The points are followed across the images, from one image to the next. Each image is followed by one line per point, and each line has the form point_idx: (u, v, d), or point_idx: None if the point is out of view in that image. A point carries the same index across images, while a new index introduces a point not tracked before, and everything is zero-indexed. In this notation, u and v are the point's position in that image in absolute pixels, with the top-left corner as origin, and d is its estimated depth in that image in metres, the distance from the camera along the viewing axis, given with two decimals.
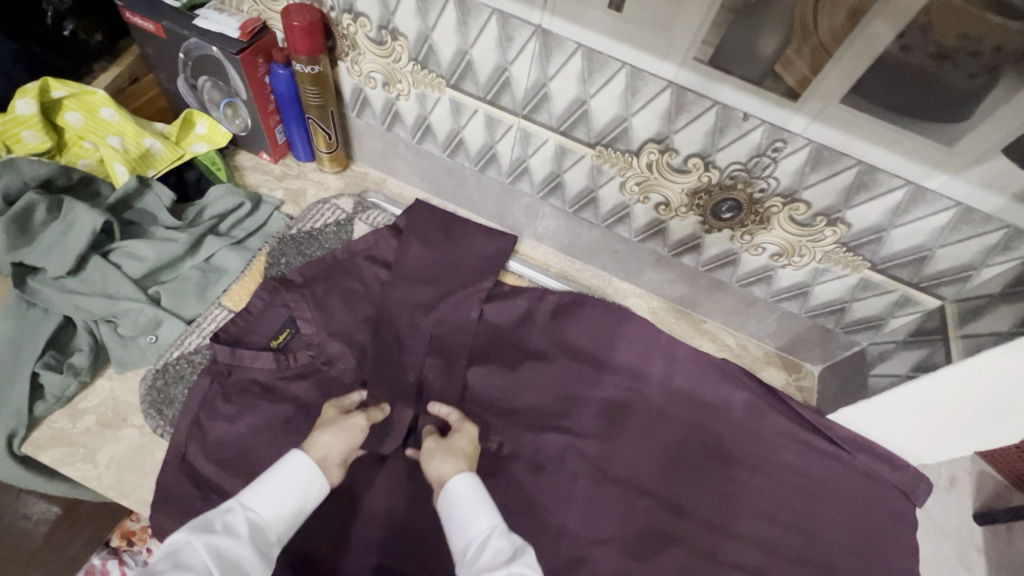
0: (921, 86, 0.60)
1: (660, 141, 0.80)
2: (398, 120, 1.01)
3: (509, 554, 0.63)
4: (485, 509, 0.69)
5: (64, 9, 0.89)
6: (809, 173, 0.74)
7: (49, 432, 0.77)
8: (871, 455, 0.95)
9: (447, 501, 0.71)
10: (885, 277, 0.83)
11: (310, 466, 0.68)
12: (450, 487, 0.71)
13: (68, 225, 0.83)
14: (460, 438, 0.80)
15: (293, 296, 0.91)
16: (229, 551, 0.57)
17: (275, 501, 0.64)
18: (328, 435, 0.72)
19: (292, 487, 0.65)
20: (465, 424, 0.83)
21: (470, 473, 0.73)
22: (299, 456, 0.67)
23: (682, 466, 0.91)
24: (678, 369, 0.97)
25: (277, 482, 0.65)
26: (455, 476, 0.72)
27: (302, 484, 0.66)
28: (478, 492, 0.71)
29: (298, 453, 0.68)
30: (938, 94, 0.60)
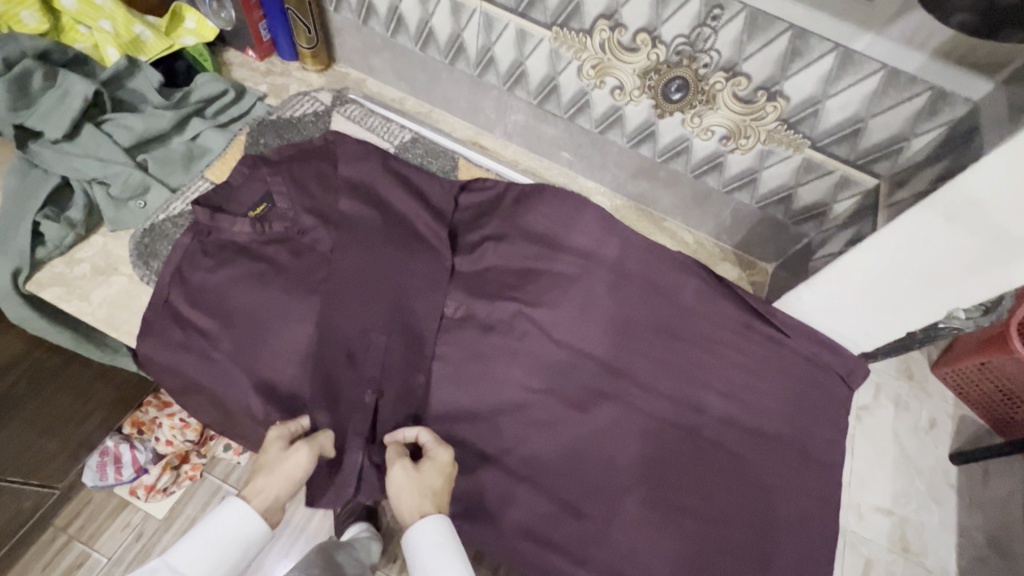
0: None
1: (609, 17, 0.84)
2: (373, 12, 1.05)
3: None
4: (452, 558, 0.69)
5: None
6: (747, 43, 0.77)
7: (50, 273, 0.87)
8: (810, 340, 1.00)
9: (415, 551, 0.70)
10: (825, 155, 0.86)
11: (248, 513, 0.67)
12: (417, 535, 0.70)
13: (62, 93, 0.90)
14: (428, 472, 0.75)
15: (270, 173, 0.99)
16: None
17: (207, 558, 0.64)
18: (269, 480, 0.70)
19: (226, 539, 0.66)
20: (439, 451, 0.77)
21: (439, 514, 0.72)
22: (238, 505, 0.67)
23: (627, 337, 0.97)
24: (631, 252, 1.03)
25: (214, 534, 0.66)
26: (422, 521, 0.71)
27: (237, 543, 0.66)
28: (444, 537, 0.70)
29: (237, 499, 0.68)
30: None
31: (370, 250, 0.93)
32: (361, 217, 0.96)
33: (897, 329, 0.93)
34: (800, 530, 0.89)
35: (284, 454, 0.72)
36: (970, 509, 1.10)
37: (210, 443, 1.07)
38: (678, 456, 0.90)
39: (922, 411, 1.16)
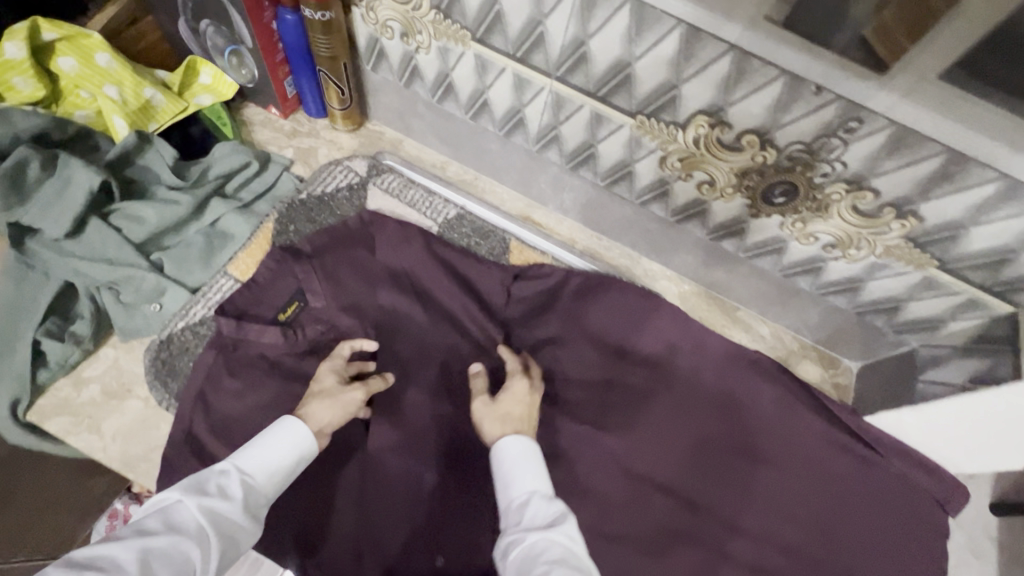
0: None
1: (712, 114, 0.70)
2: (417, 76, 0.91)
3: (551, 518, 0.59)
4: (532, 470, 0.65)
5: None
6: (884, 159, 0.65)
7: (54, 399, 0.76)
8: (904, 460, 0.88)
9: (498, 454, 0.68)
10: (953, 278, 0.74)
11: (305, 433, 0.67)
12: (499, 447, 0.68)
13: (63, 183, 0.78)
14: (508, 401, 0.74)
15: (302, 267, 0.86)
16: (224, 511, 0.55)
17: (270, 465, 0.62)
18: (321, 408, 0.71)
19: (284, 451, 0.64)
20: (518, 381, 0.77)
21: (519, 433, 0.69)
22: (291, 422, 0.66)
23: (704, 462, 0.87)
24: (705, 359, 0.92)
25: (269, 444, 0.64)
26: (503, 436, 0.69)
27: (293, 440, 0.65)
28: (526, 451, 0.67)
29: (293, 417, 0.68)
30: None
31: (422, 373, 0.85)
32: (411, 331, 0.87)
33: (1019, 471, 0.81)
34: None
35: (342, 388, 0.74)
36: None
37: None
38: None
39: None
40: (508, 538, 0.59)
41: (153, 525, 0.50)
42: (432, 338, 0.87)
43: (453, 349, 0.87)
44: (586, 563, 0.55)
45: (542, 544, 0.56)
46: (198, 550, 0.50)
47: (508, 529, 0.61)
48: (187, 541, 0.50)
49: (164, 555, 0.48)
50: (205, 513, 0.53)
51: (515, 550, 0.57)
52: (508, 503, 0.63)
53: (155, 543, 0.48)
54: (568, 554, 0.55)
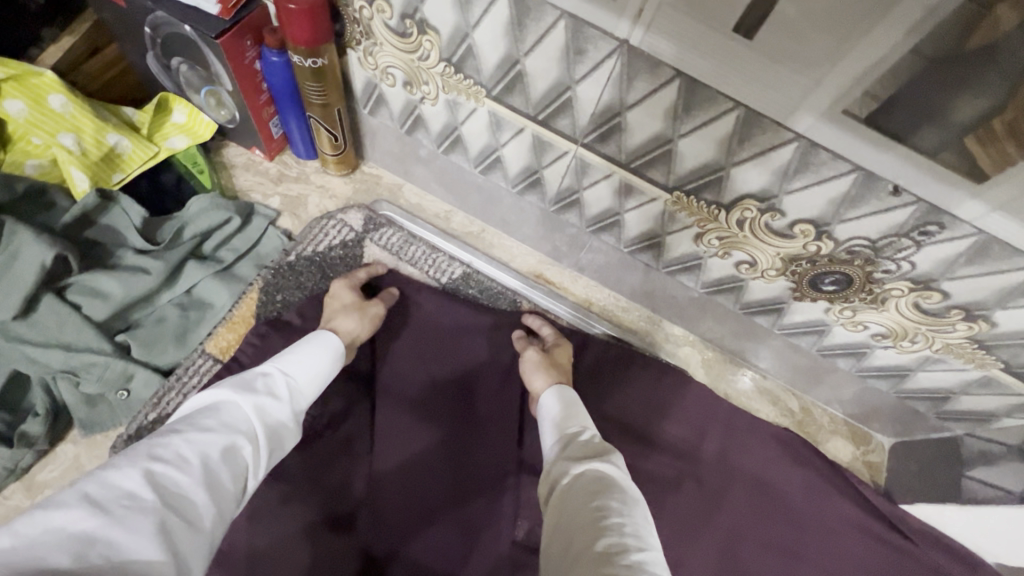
0: None
1: (763, 199, 0.61)
2: (421, 125, 0.81)
3: (595, 447, 0.61)
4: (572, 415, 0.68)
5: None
6: (961, 265, 0.57)
7: (5, 510, 0.66)
8: (945, 553, 0.81)
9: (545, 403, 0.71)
10: (1019, 381, 0.67)
11: (336, 350, 0.70)
12: (545, 397, 0.72)
13: (10, 257, 0.67)
14: (557, 353, 0.81)
15: (291, 344, 0.78)
16: (272, 409, 0.58)
17: (309, 371, 0.65)
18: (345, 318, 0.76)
19: (322, 360, 0.68)
20: (561, 342, 0.84)
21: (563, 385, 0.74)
22: (327, 336, 0.70)
23: (736, 563, 0.80)
24: (734, 445, 0.84)
25: (304, 355, 0.66)
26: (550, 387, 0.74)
27: (325, 356, 0.68)
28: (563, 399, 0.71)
29: (326, 333, 0.71)
30: None
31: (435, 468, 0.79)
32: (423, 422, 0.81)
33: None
34: None
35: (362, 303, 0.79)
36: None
37: None
38: None
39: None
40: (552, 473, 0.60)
41: (209, 421, 0.51)
42: (448, 417, 0.82)
43: (472, 440, 0.81)
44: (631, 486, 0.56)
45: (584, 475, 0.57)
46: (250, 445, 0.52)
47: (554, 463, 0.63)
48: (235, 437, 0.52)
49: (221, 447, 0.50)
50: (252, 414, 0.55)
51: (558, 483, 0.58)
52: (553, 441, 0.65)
53: (213, 439, 0.50)
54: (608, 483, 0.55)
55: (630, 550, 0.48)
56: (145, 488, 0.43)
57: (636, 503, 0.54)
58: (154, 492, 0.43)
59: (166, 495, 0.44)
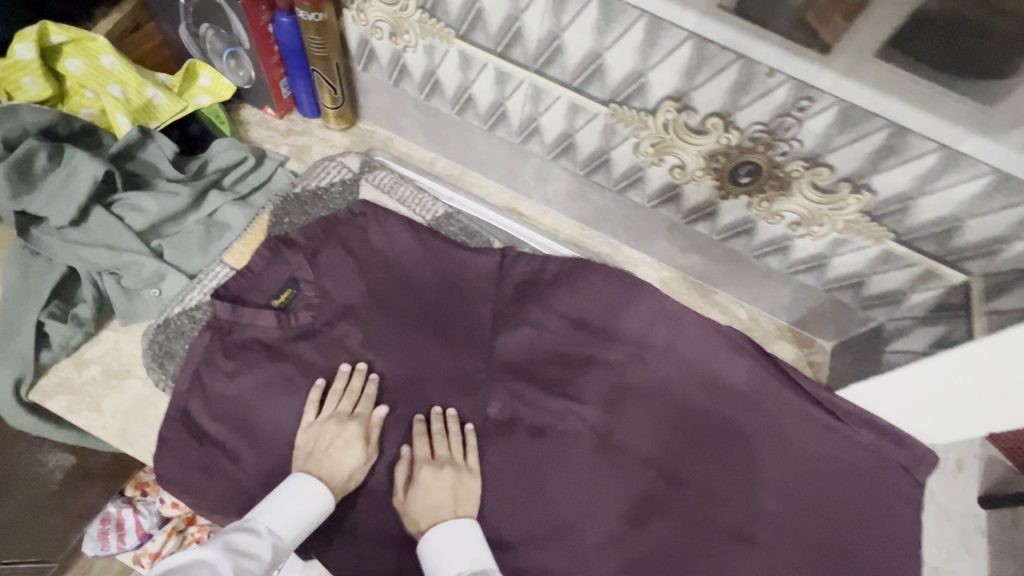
0: (983, 43, 0.55)
1: (678, 99, 0.76)
2: (405, 74, 0.97)
3: None
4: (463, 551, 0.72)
5: None
6: (836, 135, 0.70)
7: (56, 380, 0.78)
8: (872, 430, 0.93)
9: (434, 537, 0.72)
10: (909, 250, 0.79)
11: (305, 482, 0.72)
12: (428, 533, 0.73)
13: (69, 173, 0.82)
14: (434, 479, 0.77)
15: (295, 255, 0.91)
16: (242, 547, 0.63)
17: (296, 516, 0.69)
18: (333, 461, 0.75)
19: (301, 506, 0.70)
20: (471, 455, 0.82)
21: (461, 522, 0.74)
22: (313, 485, 0.71)
23: (687, 438, 0.89)
24: (683, 338, 0.94)
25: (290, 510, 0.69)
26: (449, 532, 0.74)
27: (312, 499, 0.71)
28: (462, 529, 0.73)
29: (300, 476, 0.73)
30: (1002, 51, 0.55)
31: (421, 364, 0.89)
32: (412, 328, 0.91)
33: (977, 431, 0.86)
34: None
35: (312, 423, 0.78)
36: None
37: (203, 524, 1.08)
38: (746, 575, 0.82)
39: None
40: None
41: None
42: (430, 317, 0.93)
43: (455, 343, 0.91)
44: None
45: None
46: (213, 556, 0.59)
47: None
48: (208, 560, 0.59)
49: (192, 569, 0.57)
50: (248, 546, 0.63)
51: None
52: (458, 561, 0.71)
53: None
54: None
55: None
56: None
57: None
58: None
59: None
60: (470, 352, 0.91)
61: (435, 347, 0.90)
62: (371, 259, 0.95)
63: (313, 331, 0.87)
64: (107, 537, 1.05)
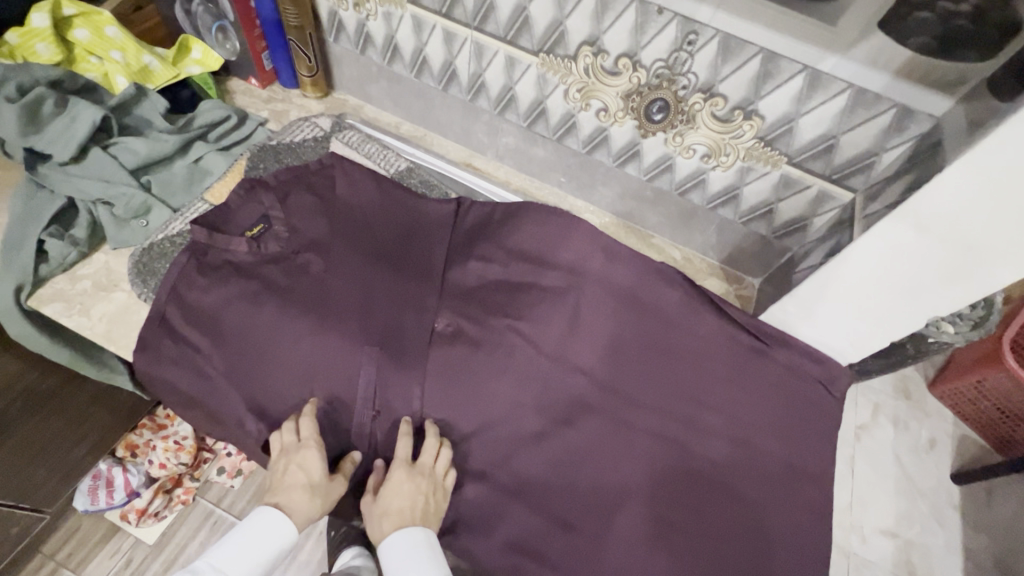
0: None
1: (592, 44, 0.88)
2: (370, 42, 1.11)
3: None
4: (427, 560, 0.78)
5: None
6: (722, 66, 0.82)
7: (52, 290, 0.90)
8: (791, 350, 1.02)
9: (400, 540, 0.79)
10: (801, 171, 0.89)
11: (273, 523, 0.78)
12: (390, 539, 0.79)
13: (72, 119, 0.95)
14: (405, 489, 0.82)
15: (267, 195, 1.03)
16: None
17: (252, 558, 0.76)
18: (303, 497, 0.80)
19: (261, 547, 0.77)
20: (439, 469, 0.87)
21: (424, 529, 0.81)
22: (276, 523, 0.78)
23: (617, 352, 1.00)
24: (616, 267, 1.05)
25: (256, 540, 0.77)
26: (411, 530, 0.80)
27: (272, 542, 0.77)
28: (423, 542, 0.79)
29: (269, 514, 0.78)
30: None
31: (374, 289, 0.97)
32: (370, 257, 1.01)
33: (880, 341, 0.95)
34: (793, 555, 0.89)
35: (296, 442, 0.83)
36: (975, 529, 1.21)
37: (204, 466, 1.20)
38: (666, 469, 0.91)
39: (922, 432, 1.29)
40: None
41: None
42: (386, 253, 1.02)
43: (408, 273, 1.01)
44: None
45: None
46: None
47: None
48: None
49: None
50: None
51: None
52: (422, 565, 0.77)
53: None
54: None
55: None
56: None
57: None
58: None
59: None
60: (421, 277, 1.01)
61: (389, 276, 0.99)
62: (335, 203, 1.06)
63: (280, 257, 0.97)
64: (98, 493, 1.11)
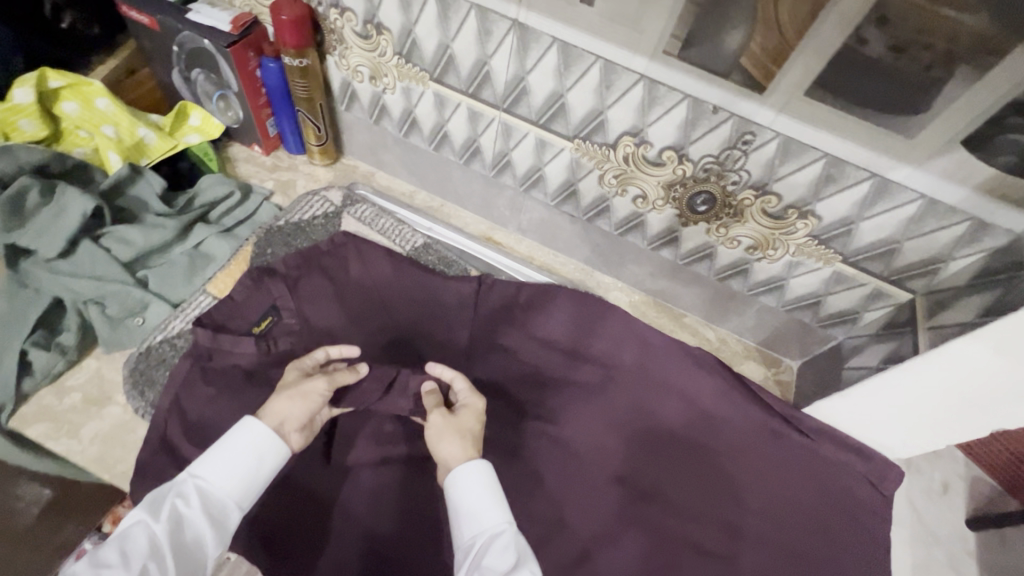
0: (899, 85, 0.61)
1: (635, 134, 0.82)
2: (385, 114, 1.03)
3: (515, 556, 0.62)
4: (496, 503, 0.68)
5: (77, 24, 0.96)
6: (778, 166, 0.76)
7: (37, 407, 0.81)
8: (836, 443, 0.95)
9: (467, 476, 0.69)
10: (856, 270, 0.84)
11: (264, 433, 0.67)
12: (466, 469, 0.70)
13: (60, 209, 0.86)
14: (466, 415, 0.77)
15: (276, 284, 0.94)
16: (184, 520, 0.60)
17: (236, 472, 0.65)
18: (290, 403, 0.72)
19: (247, 459, 0.66)
20: (474, 400, 0.80)
21: (486, 461, 0.71)
22: (266, 435, 0.67)
23: (657, 454, 0.91)
24: (651, 357, 0.97)
25: (237, 452, 0.66)
26: (476, 463, 0.70)
27: (265, 451, 0.67)
28: (494, 483, 0.70)
29: (253, 421, 0.68)
30: (914, 90, 0.61)
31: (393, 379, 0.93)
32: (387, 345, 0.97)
33: (935, 443, 0.90)
34: None
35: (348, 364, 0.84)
36: None
37: None
38: None
39: None
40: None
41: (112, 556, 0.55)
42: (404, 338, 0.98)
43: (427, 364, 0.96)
44: None
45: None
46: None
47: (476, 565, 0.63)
48: (154, 564, 0.56)
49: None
50: (200, 534, 0.61)
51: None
52: (488, 511, 0.67)
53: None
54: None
55: None
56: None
57: None
58: None
59: None
60: None
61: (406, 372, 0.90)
62: (347, 283, 0.99)
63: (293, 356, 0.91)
64: None
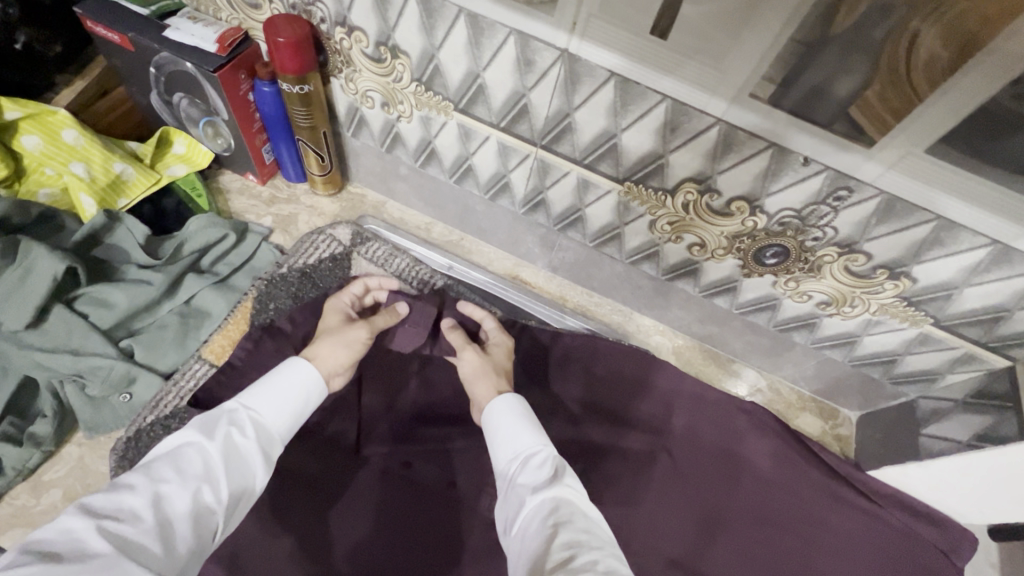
0: None
1: (700, 181, 0.70)
2: (399, 142, 0.90)
3: (552, 473, 0.62)
4: (533, 429, 0.68)
5: (35, 41, 0.81)
6: (874, 226, 0.65)
7: (11, 510, 0.72)
8: (904, 510, 0.85)
9: (501, 407, 0.71)
10: (948, 334, 0.73)
11: (308, 372, 0.69)
12: (502, 401, 0.72)
13: (25, 270, 0.73)
14: (497, 352, 0.83)
15: (282, 345, 0.83)
16: (235, 446, 0.58)
17: (284, 406, 0.65)
18: (334, 344, 0.75)
19: (295, 393, 0.67)
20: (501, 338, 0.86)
21: (519, 396, 0.73)
22: (310, 372, 0.69)
23: (715, 532, 0.83)
24: (703, 417, 0.89)
25: (282, 386, 0.66)
26: (508, 395, 0.73)
27: (309, 391, 0.68)
28: (526, 412, 0.71)
29: (300, 361, 0.69)
30: None
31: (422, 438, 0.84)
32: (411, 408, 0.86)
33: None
34: None
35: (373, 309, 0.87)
36: None
37: None
38: None
39: None
40: (512, 496, 0.62)
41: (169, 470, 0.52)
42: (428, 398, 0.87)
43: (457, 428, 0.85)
44: (585, 509, 0.58)
45: (545, 501, 0.58)
46: (209, 499, 0.53)
47: (513, 484, 0.63)
48: (208, 484, 0.54)
49: (180, 508, 0.50)
50: (250, 463, 0.59)
51: (523, 507, 0.59)
52: (525, 435, 0.67)
53: (177, 488, 0.51)
54: (573, 509, 0.57)
55: (581, 553, 0.51)
56: (102, 541, 0.44)
57: (587, 509, 0.58)
58: (116, 511, 0.47)
59: (127, 541, 0.45)
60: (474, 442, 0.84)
61: (438, 430, 0.85)
62: None
63: (305, 431, 0.82)
64: None
